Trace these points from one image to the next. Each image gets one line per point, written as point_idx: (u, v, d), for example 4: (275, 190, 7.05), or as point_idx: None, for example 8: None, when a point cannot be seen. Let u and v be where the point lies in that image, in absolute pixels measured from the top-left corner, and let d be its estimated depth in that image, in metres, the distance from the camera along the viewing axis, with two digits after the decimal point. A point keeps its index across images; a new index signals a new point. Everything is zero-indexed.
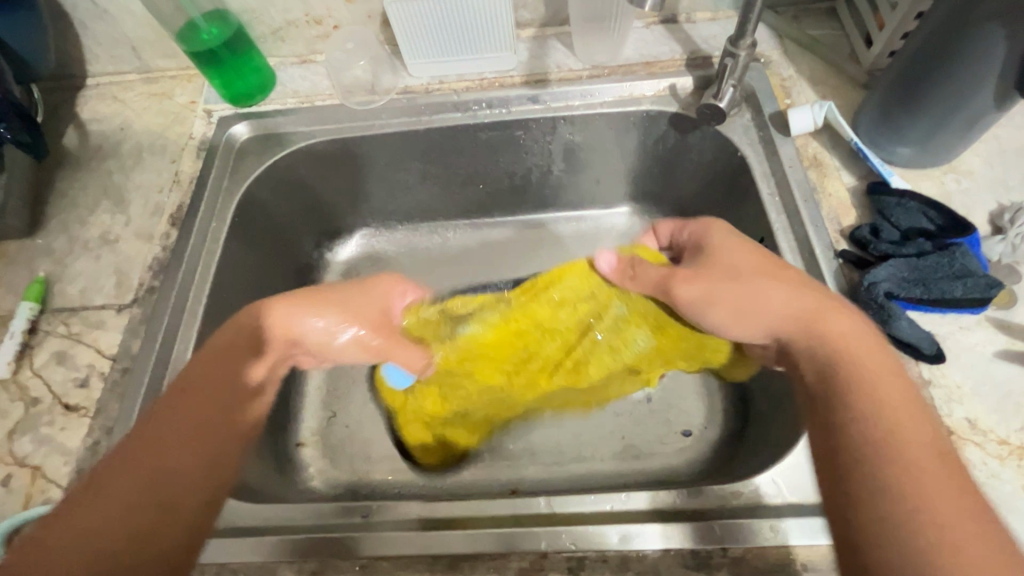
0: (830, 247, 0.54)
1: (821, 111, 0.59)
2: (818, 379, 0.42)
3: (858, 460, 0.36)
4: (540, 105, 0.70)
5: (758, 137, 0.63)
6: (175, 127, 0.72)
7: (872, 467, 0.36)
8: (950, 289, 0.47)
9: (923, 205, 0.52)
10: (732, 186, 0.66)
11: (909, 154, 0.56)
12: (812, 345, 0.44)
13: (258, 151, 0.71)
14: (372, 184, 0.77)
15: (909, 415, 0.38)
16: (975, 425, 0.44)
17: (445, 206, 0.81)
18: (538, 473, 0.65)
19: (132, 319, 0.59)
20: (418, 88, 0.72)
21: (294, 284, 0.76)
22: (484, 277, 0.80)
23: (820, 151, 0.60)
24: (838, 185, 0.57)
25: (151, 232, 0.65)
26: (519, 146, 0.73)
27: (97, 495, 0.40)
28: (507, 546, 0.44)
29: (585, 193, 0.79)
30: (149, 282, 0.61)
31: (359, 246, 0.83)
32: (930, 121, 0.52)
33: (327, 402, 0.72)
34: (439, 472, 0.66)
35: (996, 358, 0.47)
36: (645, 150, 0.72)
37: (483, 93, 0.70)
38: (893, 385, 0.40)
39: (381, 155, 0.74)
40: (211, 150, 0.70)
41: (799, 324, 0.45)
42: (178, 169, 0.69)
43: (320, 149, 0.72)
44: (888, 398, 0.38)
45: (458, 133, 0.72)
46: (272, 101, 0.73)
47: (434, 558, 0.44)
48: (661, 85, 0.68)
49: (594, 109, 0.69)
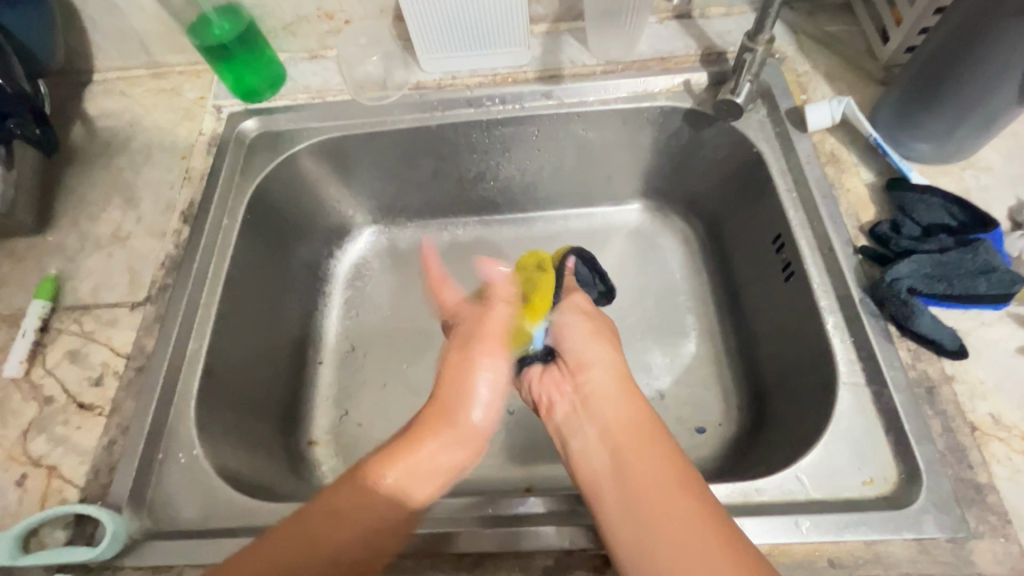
0: (850, 243, 0.53)
1: (840, 107, 0.59)
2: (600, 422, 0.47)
3: (637, 510, 0.40)
4: (554, 101, 0.69)
5: (774, 133, 0.63)
6: (185, 123, 0.71)
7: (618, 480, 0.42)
8: (973, 285, 0.47)
9: (945, 201, 0.51)
10: (747, 182, 0.65)
11: (928, 150, 0.56)
12: (611, 429, 0.46)
13: (269, 147, 0.70)
14: (384, 181, 0.77)
15: (643, 445, 0.44)
16: (999, 421, 0.44)
17: (456, 203, 0.81)
18: (551, 471, 0.65)
19: (146, 317, 0.58)
20: (430, 83, 0.71)
21: (304, 283, 0.76)
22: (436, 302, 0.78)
23: (838, 147, 0.60)
24: (856, 181, 0.57)
25: (162, 229, 0.64)
26: (531, 142, 0.73)
27: (312, 519, 0.42)
28: (534, 544, 0.44)
29: (597, 190, 0.79)
30: (161, 280, 0.60)
31: (369, 243, 0.82)
32: (950, 116, 0.52)
33: (339, 401, 0.72)
34: (454, 470, 0.66)
35: (1019, 354, 0.47)
36: (659, 146, 0.72)
37: (497, 89, 0.70)
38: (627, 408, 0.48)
39: (392, 153, 0.73)
40: (222, 147, 0.69)
41: (612, 406, 0.48)
42: (188, 166, 0.68)
43: (331, 146, 0.71)
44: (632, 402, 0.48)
45: (472, 129, 0.71)
46: (282, 97, 0.72)
47: (459, 556, 0.44)
48: (675, 81, 0.68)
49: (608, 106, 0.69)
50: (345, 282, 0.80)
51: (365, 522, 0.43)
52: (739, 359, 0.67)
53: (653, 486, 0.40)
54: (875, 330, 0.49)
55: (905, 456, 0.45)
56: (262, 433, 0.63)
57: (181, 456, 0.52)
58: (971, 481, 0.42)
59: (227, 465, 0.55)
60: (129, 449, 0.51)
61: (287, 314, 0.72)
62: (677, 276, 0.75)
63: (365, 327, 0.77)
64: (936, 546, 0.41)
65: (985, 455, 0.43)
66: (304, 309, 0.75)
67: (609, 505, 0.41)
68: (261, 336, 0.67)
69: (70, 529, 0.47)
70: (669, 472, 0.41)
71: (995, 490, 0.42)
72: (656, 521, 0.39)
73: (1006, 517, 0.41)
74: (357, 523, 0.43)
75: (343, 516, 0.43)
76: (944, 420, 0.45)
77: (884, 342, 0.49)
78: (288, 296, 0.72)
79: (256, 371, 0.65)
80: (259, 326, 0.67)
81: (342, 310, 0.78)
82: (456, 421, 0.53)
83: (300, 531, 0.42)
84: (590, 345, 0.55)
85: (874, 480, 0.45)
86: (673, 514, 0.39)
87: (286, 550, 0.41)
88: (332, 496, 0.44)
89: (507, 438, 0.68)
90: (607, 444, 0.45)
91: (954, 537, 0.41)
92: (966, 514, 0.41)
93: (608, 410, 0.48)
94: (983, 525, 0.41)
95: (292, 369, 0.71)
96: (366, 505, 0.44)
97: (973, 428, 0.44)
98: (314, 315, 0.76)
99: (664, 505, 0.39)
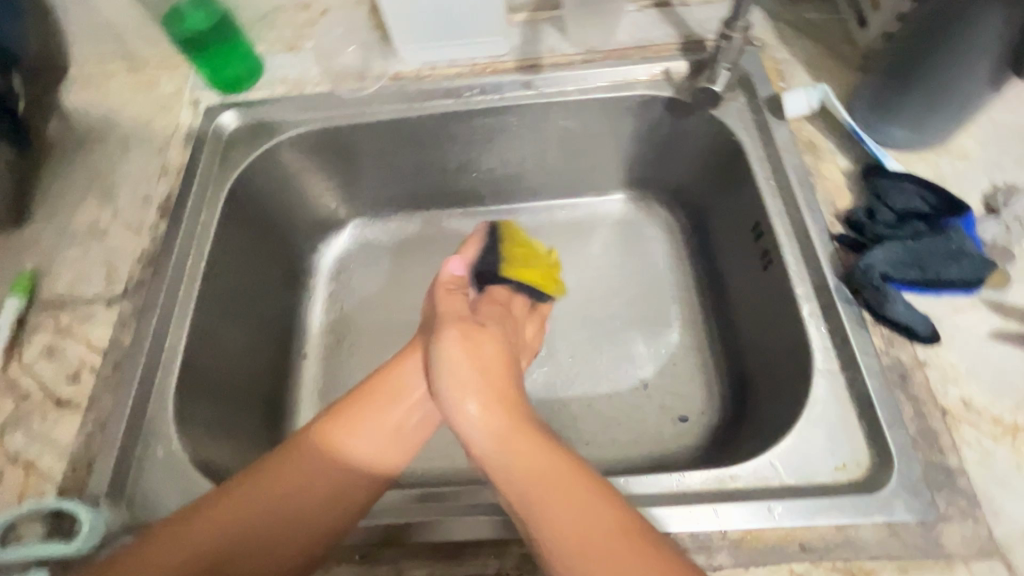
0: (826, 230, 0.54)
1: (817, 94, 0.59)
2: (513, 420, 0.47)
3: (539, 508, 0.40)
4: (533, 90, 0.69)
5: (753, 121, 0.62)
6: (162, 116, 0.71)
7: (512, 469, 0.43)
8: (946, 270, 0.47)
9: (919, 186, 0.51)
10: (727, 171, 0.65)
11: (904, 136, 0.55)
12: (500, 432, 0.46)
13: (248, 140, 0.70)
14: (366, 174, 0.77)
15: (536, 440, 0.44)
16: (969, 405, 0.45)
17: (439, 195, 0.81)
18: (534, 462, 0.65)
19: (123, 312, 0.58)
20: (409, 74, 0.71)
21: (287, 277, 0.75)
22: (416, 295, 0.78)
23: (816, 134, 0.60)
24: (833, 169, 0.57)
25: (139, 224, 0.63)
26: (512, 133, 0.73)
27: (236, 501, 0.43)
28: (508, 533, 0.44)
29: (580, 181, 0.79)
30: (138, 275, 0.60)
31: (352, 236, 0.82)
32: (925, 102, 0.52)
33: (323, 394, 0.71)
34: (437, 461, 0.66)
35: (991, 339, 0.47)
36: (640, 136, 0.72)
37: (476, 79, 0.69)
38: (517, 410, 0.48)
39: (373, 145, 0.73)
40: (199, 141, 0.69)
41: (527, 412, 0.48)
42: (165, 160, 0.68)
43: (310, 138, 0.71)
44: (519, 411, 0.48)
45: (452, 120, 0.71)
46: (260, 89, 0.72)
47: (435, 546, 0.44)
48: (655, 70, 0.68)
49: (588, 95, 0.68)
50: (329, 276, 0.80)
51: (302, 517, 0.44)
52: (720, 348, 0.67)
53: (548, 469, 0.42)
54: (849, 317, 0.49)
55: (877, 441, 0.45)
56: (243, 427, 0.63)
57: (158, 451, 0.52)
58: (941, 465, 0.43)
59: (207, 459, 0.55)
60: (107, 444, 0.51)
61: (269, 308, 0.71)
62: (660, 266, 0.75)
63: (349, 320, 0.77)
64: (906, 529, 0.41)
65: (956, 439, 0.44)
66: (286, 303, 0.74)
67: (528, 499, 0.41)
68: (242, 330, 0.66)
69: (47, 524, 0.47)
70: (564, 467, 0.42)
71: (965, 473, 0.42)
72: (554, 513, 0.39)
73: (975, 500, 0.41)
74: (278, 501, 0.44)
75: (269, 496, 0.44)
76: (916, 405, 0.45)
77: (858, 329, 0.49)
78: (270, 290, 0.72)
79: (237, 366, 0.65)
80: (240, 320, 0.66)
81: (326, 304, 0.78)
82: (391, 412, 0.51)
83: (230, 510, 0.43)
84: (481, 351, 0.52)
85: (847, 465, 0.45)
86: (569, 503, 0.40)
87: (207, 530, 0.41)
88: (259, 476, 0.45)
89: None
90: (507, 428, 0.46)
91: (924, 520, 0.41)
92: (936, 498, 0.42)
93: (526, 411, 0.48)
94: (952, 508, 0.41)
95: (276, 363, 0.71)
96: (302, 490, 0.45)
97: (944, 413, 0.45)
98: (297, 309, 0.76)
99: (561, 496, 0.40)
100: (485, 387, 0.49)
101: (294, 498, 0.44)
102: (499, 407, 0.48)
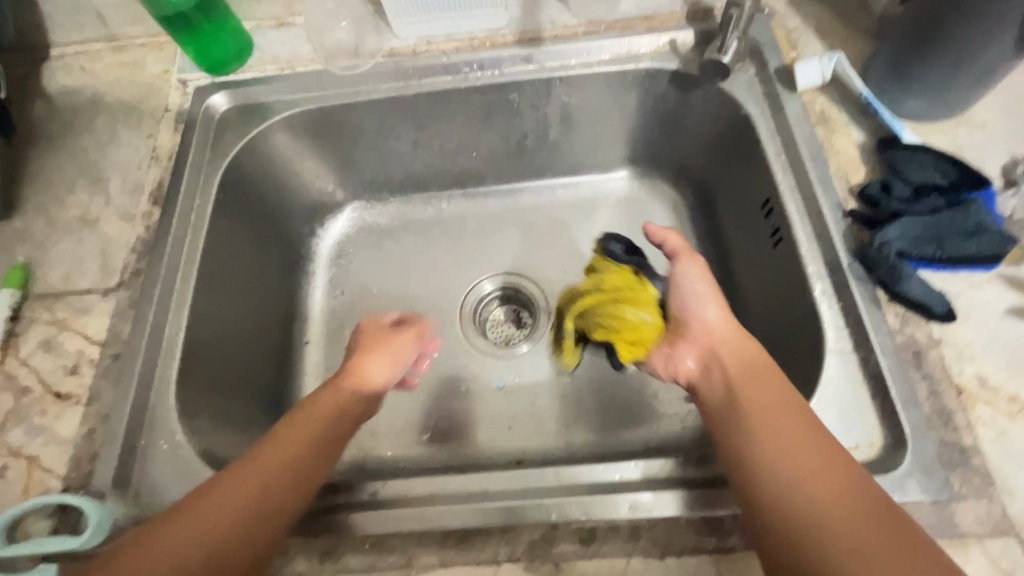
0: (839, 207, 0.52)
1: (829, 64, 0.57)
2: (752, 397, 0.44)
3: (799, 493, 0.38)
4: (534, 65, 0.67)
5: (763, 93, 0.60)
6: (149, 99, 0.68)
7: (773, 466, 0.40)
8: (964, 247, 0.46)
9: (937, 159, 0.50)
10: (736, 146, 0.63)
11: (920, 107, 0.54)
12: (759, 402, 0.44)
13: (240, 122, 0.67)
14: (364, 155, 0.75)
15: (798, 410, 0.43)
16: (984, 383, 0.44)
17: (439, 175, 0.78)
18: (541, 445, 0.65)
19: (119, 303, 0.56)
20: (404, 50, 0.68)
21: (286, 263, 0.74)
22: (419, 279, 0.76)
23: (828, 106, 0.57)
24: (846, 142, 0.55)
25: (132, 212, 0.62)
26: (513, 110, 0.70)
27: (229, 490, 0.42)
28: (518, 518, 0.44)
29: (583, 158, 0.77)
30: (133, 264, 0.59)
31: (351, 219, 0.80)
32: (943, 72, 0.50)
33: (326, 380, 0.71)
34: (444, 445, 0.66)
35: (1008, 315, 0.46)
36: (644, 110, 0.70)
37: (474, 54, 0.67)
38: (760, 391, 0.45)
39: (370, 124, 0.71)
40: (190, 124, 0.66)
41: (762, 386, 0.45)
42: (155, 144, 0.66)
43: (305, 118, 0.69)
44: (756, 396, 0.44)
45: (450, 98, 0.68)
46: (250, 69, 0.69)
47: (445, 533, 0.44)
48: (660, 41, 0.65)
49: (591, 69, 0.66)
50: (329, 260, 0.78)
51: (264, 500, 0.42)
52: None
53: (806, 463, 0.39)
54: (862, 296, 0.48)
55: (890, 420, 0.44)
56: (247, 416, 0.62)
57: (163, 443, 0.51)
58: (956, 444, 0.42)
59: (211, 449, 0.54)
60: (110, 437, 0.50)
61: (269, 295, 0.70)
62: (666, 244, 0.73)
63: (351, 305, 0.75)
64: (920, 509, 0.41)
65: (971, 418, 0.43)
66: (286, 289, 0.73)
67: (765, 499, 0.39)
68: (242, 318, 0.65)
69: (54, 519, 0.47)
70: (819, 455, 0.39)
71: (979, 452, 0.42)
72: (819, 499, 0.37)
73: (990, 478, 0.41)
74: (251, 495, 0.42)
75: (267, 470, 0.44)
76: (930, 383, 0.44)
77: (872, 307, 0.48)
78: (269, 276, 0.71)
79: (238, 354, 0.64)
80: (239, 308, 0.65)
81: (326, 288, 0.76)
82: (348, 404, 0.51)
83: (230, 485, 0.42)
84: (716, 312, 0.52)
85: (860, 445, 0.45)
86: (829, 488, 0.38)
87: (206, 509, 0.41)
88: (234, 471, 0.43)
89: (496, 413, 0.67)
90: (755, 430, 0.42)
91: (938, 500, 0.41)
92: (950, 477, 0.41)
93: (762, 395, 0.44)
94: (966, 487, 0.41)
95: (278, 350, 0.70)
96: (291, 466, 0.44)
97: (959, 392, 0.44)
98: (298, 295, 0.75)
99: (820, 489, 0.37)
100: (742, 348, 0.49)
101: (286, 472, 0.44)
102: (746, 372, 0.46)
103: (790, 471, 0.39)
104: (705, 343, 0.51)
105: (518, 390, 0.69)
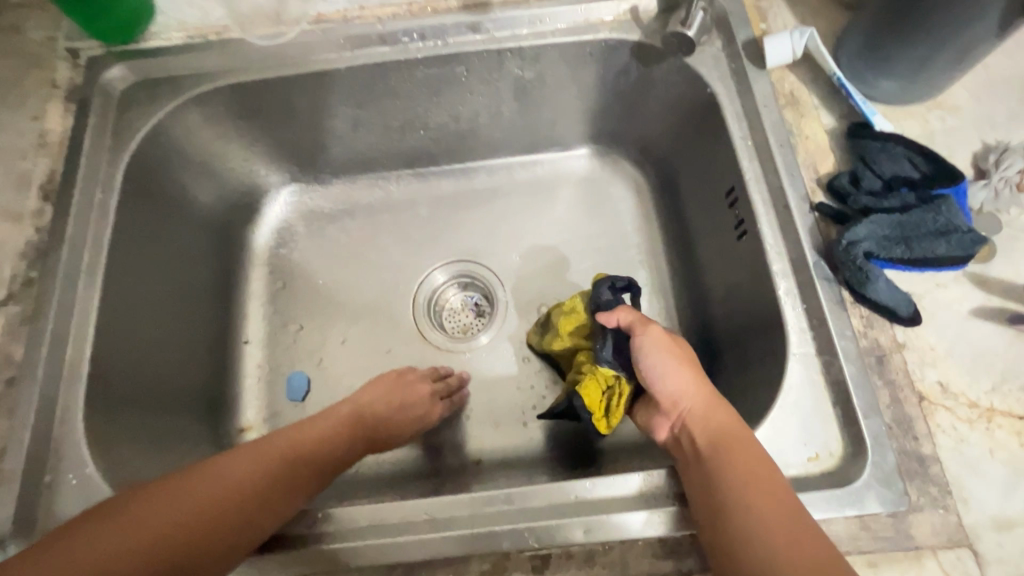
0: (807, 199, 0.49)
1: (801, 39, 0.52)
2: (720, 448, 0.40)
3: (751, 518, 0.36)
4: (482, 35, 0.60)
5: (730, 70, 0.55)
6: (33, 73, 0.58)
7: (738, 513, 0.36)
8: (932, 248, 0.44)
9: (909, 150, 0.47)
10: (701, 127, 0.59)
11: (893, 89, 0.50)
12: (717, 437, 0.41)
13: (146, 101, 0.59)
14: (297, 135, 0.67)
15: (755, 446, 0.41)
16: (946, 389, 0.43)
17: (383, 155, 0.72)
18: (499, 446, 0.62)
19: (10, 319, 0.49)
20: (334, 15, 0.60)
21: (216, 257, 0.67)
22: (366, 270, 0.71)
23: (797, 86, 0.53)
24: (815, 126, 0.52)
25: (19, 210, 0.53)
26: (461, 85, 0.64)
27: (190, 488, 0.39)
28: (467, 549, 0.41)
29: (540, 135, 0.71)
30: (25, 273, 0.51)
31: (289, 204, 0.73)
32: (919, 53, 0.46)
33: (268, 384, 0.66)
34: (398, 450, 0.63)
35: (972, 317, 0.44)
36: (605, 86, 0.64)
37: (414, 22, 0.59)
38: (742, 441, 0.41)
39: (300, 101, 0.63)
40: (85, 103, 0.57)
41: (736, 438, 0.41)
42: (42, 128, 0.56)
43: (222, 95, 0.60)
44: (736, 443, 0.41)
45: (389, 72, 0.61)
46: (155, 37, 0.60)
47: (390, 567, 0.41)
48: (621, 8, 0.59)
49: (545, 40, 0.59)
50: (266, 251, 0.71)
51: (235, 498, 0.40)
52: (691, 318, 0.63)
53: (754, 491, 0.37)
54: (828, 297, 0.46)
55: (851, 429, 0.43)
56: (175, 433, 0.57)
57: (72, 476, 0.46)
58: (915, 453, 0.41)
59: (131, 478, 0.49)
60: (8, 475, 0.45)
61: (197, 294, 0.64)
62: (628, 229, 0.69)
63: (291, 302, 0.69)
64: (877, 522, 0.40)
65: (931, 426, 0.42)
66: (217, 287, 0.66)
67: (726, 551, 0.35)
68: (164, 325, 0.59)
69: None
70: (785, 513, 0.36)
71: (938, 461, 0.41)
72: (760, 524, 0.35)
73: (947, 488, 0.40)
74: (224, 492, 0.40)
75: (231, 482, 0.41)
76: (892, 390, 0.43)
77: (837, 310, 0.45)
78: (195, 274, 0.64)
79: (162, 365, 0.58)
80: (160, 314, 0.59)
81: (265, 282, 0.70)
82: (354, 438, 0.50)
83: (190, 489, 0.39)
84: (678, 378, 0.46)
85: (820, 455, 0.43)
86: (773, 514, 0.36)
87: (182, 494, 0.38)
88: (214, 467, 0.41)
89: (452, 413, 0.64)
90: (723, 479, 0.38)
91: (895, 512, 0.40)
92: (908, 488, 0.40)
93: (737, 450, 0.40)
94: (923, 498, 0.40)
95: (211, 355, 0.64)
96: (269, 466, 0.43)
97: (920, 398, 0.42)
98: (231, 292, 0.68)
99: (780, 541, 0.34)
100: (712, 411, 0.43)
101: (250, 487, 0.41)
102: (712, 442, 0.41)
103: (755, 521, 0.35)
104: (675, 413, 0.46)
105: (475, 388, 0.65)
